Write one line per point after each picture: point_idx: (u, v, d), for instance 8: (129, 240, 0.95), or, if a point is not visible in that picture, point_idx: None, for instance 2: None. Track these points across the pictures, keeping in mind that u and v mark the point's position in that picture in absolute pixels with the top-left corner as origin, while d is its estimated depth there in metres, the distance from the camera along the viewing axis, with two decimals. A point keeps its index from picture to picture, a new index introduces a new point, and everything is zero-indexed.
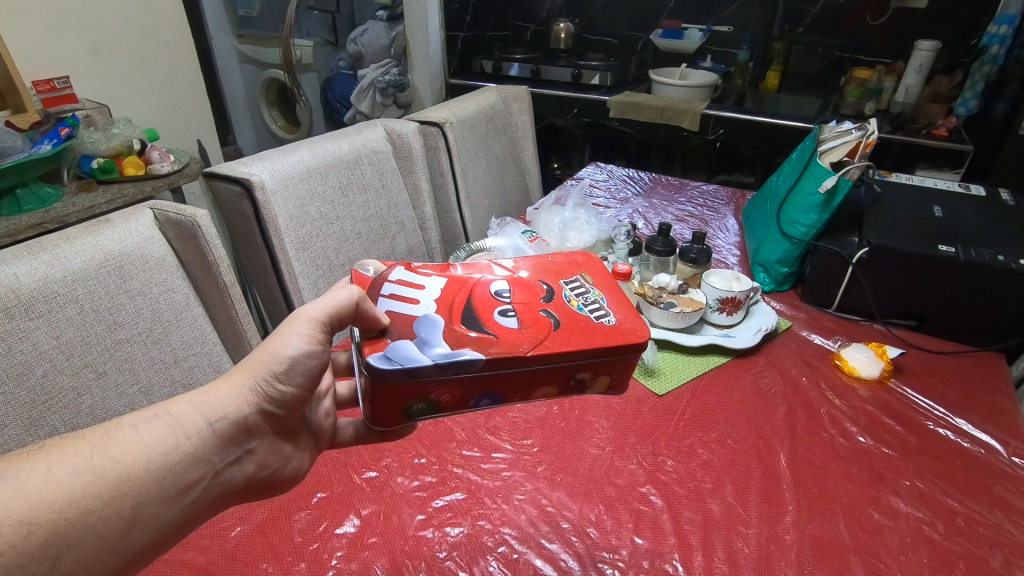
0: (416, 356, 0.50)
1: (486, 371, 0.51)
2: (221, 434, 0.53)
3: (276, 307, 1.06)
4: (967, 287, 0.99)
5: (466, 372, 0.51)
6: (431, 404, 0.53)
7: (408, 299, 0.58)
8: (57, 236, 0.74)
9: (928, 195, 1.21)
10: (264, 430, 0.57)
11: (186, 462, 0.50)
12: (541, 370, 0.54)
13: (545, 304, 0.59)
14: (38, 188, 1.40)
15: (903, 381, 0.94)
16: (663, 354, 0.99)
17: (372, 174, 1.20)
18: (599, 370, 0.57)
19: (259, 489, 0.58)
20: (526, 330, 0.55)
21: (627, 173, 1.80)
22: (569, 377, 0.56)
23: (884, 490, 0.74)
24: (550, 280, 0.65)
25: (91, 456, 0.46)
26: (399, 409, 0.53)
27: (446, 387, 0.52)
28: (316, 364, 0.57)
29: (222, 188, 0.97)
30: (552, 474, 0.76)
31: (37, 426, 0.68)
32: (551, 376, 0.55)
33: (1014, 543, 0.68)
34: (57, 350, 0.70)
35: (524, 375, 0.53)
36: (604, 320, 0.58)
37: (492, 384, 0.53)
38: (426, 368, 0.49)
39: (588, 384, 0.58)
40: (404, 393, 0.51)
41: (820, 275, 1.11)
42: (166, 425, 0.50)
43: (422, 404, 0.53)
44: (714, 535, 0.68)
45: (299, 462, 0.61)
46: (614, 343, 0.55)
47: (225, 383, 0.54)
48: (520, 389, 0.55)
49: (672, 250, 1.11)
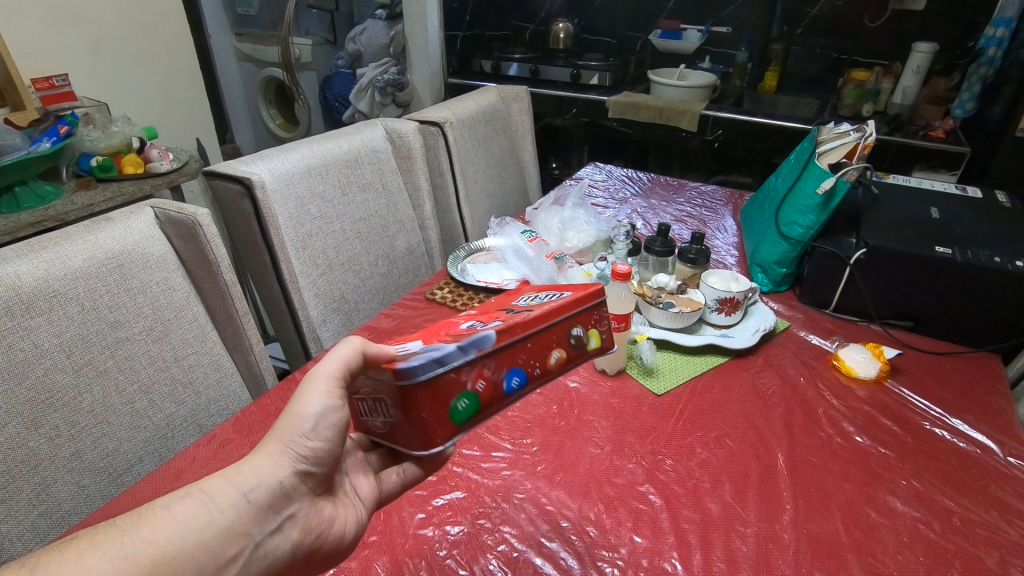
0: (436, 350, 0.50)
1: (500, 341, 0.53)
2: (258, 503, 0.50)
3: (276, 306, 1.06)
4: (964, 288, 1.00)
5: (486, 348, 0.52)
6: (472, 398, 0.52)
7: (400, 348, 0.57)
8: (57, 235, 0.74)
9: (925, 197, 1.22)
10: (301, 492, 0.54)
11: (223, 536, 0.48)
12: (544, 327, 0.56)
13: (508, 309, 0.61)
14: (37, 186, 1.39)
15: (899, 381, 0.95)
16: (661, 354, 0.99)
17: (372, 173, 1.20)
18: (585, 324, 0.61)
19: (308, 558, 0.54)
20: (509, 315, 0.57)
21: (626, 174, 1.80)
22: (568, 336, 0.59)
23: (881, 489, 0.75)
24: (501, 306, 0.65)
25: (124, 542, 0.44)
26: (445, 415, 0.51)
27: (477, 369, 0.52)
28: (343, 417, 0.55)
29: (223, 187, 0.97)
30: (551, 473, 0.76)
31: (38, 424, 0.68)
32: (553, 338, 0.58)
33: (1010, 542, 0.68)
34: (58, 348, 0.70)
35: (531, 338, 0.55)
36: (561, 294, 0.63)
37: (510, 356, 0.54)
38: (453, 353, 0.50)
39: (587, 339, 0.60)
40: (443, 389, 0.50)
41: (817, 275, 1.11)
42: (199, 502, 0.48)
43: (463, 400, 0.52)
44: (713, 533, 0.68)
45: (343, 521, 0.56)
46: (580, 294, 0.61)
47: (255, 454, 0.52)
48: (539, 356, 0.56)
49: (672, 250, 1.11)
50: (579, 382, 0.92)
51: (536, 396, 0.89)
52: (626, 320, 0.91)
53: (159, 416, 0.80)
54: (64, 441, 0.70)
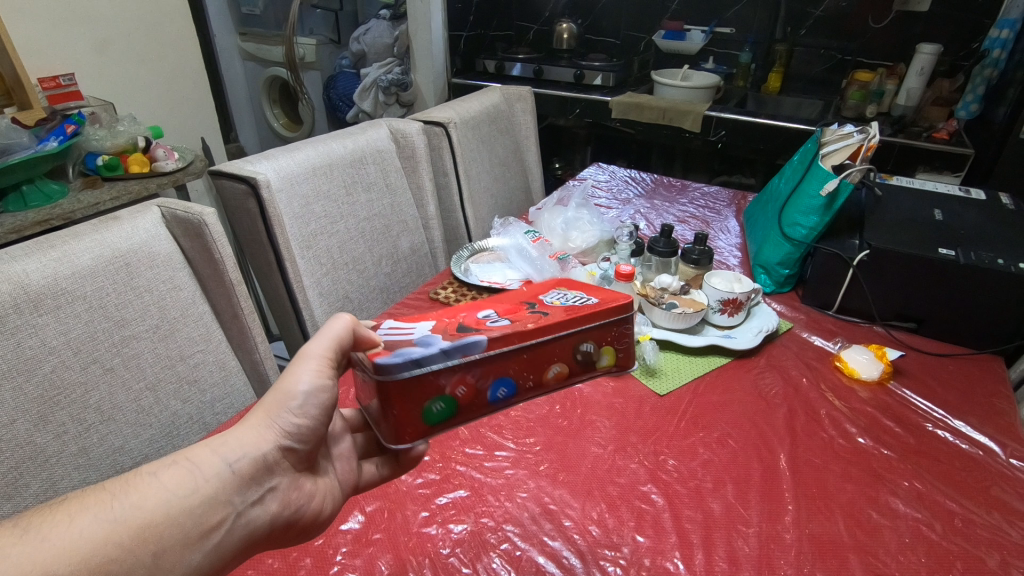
0: (421, 349, 0.51)
1: (490, 349, 0.53)
2: (241, 474, 0.52)
3: (281, 305, 1.06)
4: (966, 290, 1.00)
5: (473, 355, 0.52)
6: (448, 402, 0.53)
7: (401, 332, 0.57)
8: (66, 233, 0.75)
9: (929, 199, 1.21)
10: (284, 466, 0.55)
11: (207, 502, 0.49)
12: (548, 341, 0.56)
13: (527, 307, 0.61)
14: (43, 185, 1.40)
15: (902, 383, 0.95)
16: (664, 354, 0.99)
17: (376, 173, 1.20)
18: (600, 340, 0.60)
19: (285, 530, 0.56)
20: (520, 319, 0.57)
21: (630, 174, 1.80)
22: (575, 351, 0.59)
23: (883, 491, 0.75)
24: (528, 298, 0.65)
25: (113, 506, 0.45)
26: (418, 415, 0.52)
27: (458, 376, 0.53)
28: (330, 396, 0.57)
29: (228, 186, 0.98)
30: (554, 473, 0.76)
31: (45, 421, 0.69)
32: (556, 352, 0.57)
33: (1011, 544, 0.68)
34: (65, 346, 0.70)
35: (529, 351, 0.55)
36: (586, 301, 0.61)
37: (501, 367, 0.54)
38: (433, 355, 0.51)
39: (596, 355, 0.60)
40: (419, 389, 0.51)
41: (820, 277, 1.11)
42: (185, 469, 0.49)
43: (438, 403, 0.53)
44: (715, 533, 0.69)
45: (323, 499, 0.58)
46: (603, 308, 0.59)
47: (242, 425, 0.54)
48: (532, 369, 0.56)
49: (674, 251, 1.11)
50: (582, 382, 0.92)
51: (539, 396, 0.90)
52: None
53: (165, 413, 0.81)
54: (70, 438, 0.71)
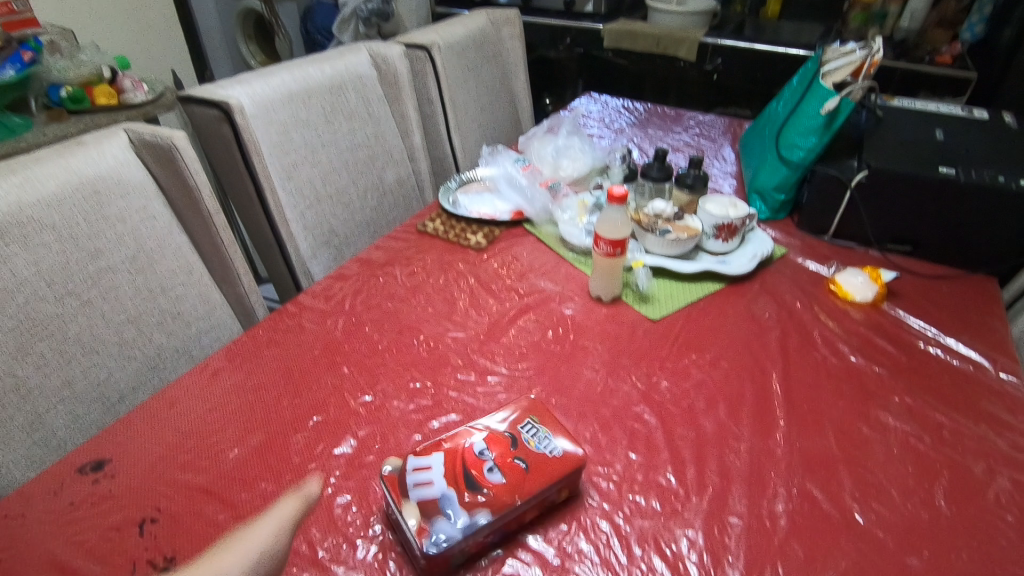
0: (447, 535, 0.53)
1: (494, 523, 0.55)
2: None
3: (264, 239, 1.03)
4: (966, 210, 0.98)
5: (482, 530, 0.54)
6: (463, 554, 0.56)
7: (423, 485, 0.56)
8: (27, 159, 0.71)
9: (931, 119, 1.18)
10: None
11: None
12: (535, 498, 0.58)
13: (510, 450, 0.60)
14: (6, 118, 1.33)
15: (896, 304, 0.94)
16: (657, 281, 0.98)
17: (358, 101, 1.15)
18: (569, 484, 0.62)
19: None
20: (512, 482, 0.57)
21: (623, 104, 1.74)
22: (551, 497, 0.60)
23: (873, 406, 0.76)
24: (499, 419, 0.64)
25: None
26: (443, 568, 0.55)
27: (475, 540, 0.55)
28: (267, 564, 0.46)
29: (200, 112, 0.93)
30: (546, 396, 0.76)
31: (24, 352, 0.67)
32: (537, 503, 0.59)
33: (998, 453, 0.69)
34: (37, 277, 0.68)
35: (521, 512, 0.57)
36: (553, 448, 0.60)
37: (501, 525, 0.57)
38: (458, 538, 0.53)
39: (566, 492, 0.62)
40: (442, 562, 0.54)
41: (817, 200, 1.09)
42: None
43: (457, 559, 0.55)
44: (707, 449, 0.69)
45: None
46: (572, 466, 0.59)
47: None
48: (521, 519, 0.59)
49: (669, 177, 1.08)
50: (575, 310, 0.91)
51: (531, 323, 0.89)
52: (621, 246, 0.87)
53: (149, 346, 0.80)
54: (52, 370, 0.69)
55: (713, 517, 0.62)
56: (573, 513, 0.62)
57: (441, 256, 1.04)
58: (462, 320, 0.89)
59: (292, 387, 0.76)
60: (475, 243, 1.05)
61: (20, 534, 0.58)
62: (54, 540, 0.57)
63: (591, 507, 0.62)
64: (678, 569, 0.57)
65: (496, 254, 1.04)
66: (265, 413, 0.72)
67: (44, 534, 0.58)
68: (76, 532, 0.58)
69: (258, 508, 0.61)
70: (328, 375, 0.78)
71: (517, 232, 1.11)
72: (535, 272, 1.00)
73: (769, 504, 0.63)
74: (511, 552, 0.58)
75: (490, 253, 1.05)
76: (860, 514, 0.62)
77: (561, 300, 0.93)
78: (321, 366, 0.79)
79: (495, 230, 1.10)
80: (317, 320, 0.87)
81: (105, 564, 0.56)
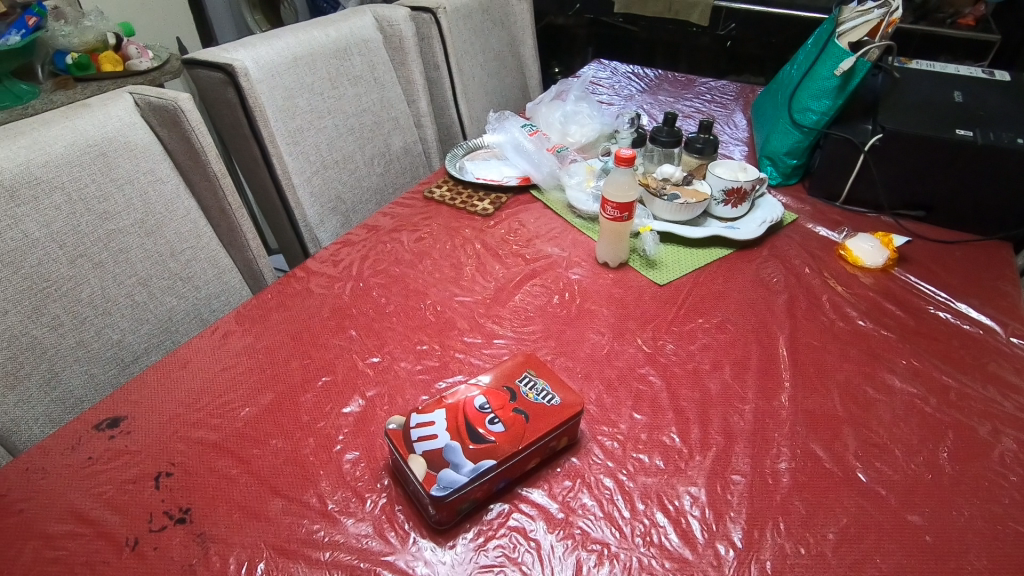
0: (455, 479, 0.54)
1: (499, 468, 0.57)
2: None
3: (271, 204, 1.04)
4: (982, 173, 0.96)
5: (488, 476, 0.56)
6: (471, 501, 0.57)
7: (428, 436, 0.57)
8: (35, 121, 0.71)
9: (949, 81, 1.14)
10: None
11: None
12: (537, 445, 0.59)
13: (511, 402, 0.61)
14: (12, 85, 1.33)
15: (907, 269, 0.93)
16: (665, 247, 0.97)
17: (363, 65, 1.13)
18: (567, 435, 0.63)
19: None
20: (514, 430, 0.59)
21: (632, 69, 1.71)
22: (551, 446, 0.62)
23: (880, 369, 0.75)
24: (499, 376, 0.65)
25: None
26: (454, 514, 0.56)
27: (482, 487, 0.57)
28: None
29: (204, 76, 0.92)
30: (552, 358, 0.77)
31: (39, 312, 0.69)
32: (538, 452, 0.61)
33: (1004, 414, 0.69)
34: (49, 239, 0.69)
35: (524, 458, 0.59)
36: (551, 400, 0.62)
37: (506, 472, 0.58)
38: (466, 483, 0.55)
39: (565, 444, 0.64)
40: (452, 507, 0.55)
41: (829, 165, 1.07)
42: None
43: (466, 505, 0.57)
44: (711, 410, 0.70)
45: None
46: (570, 415, 0.61)
47: None
48: (524, 468, 0.60)
49: (678, 141, 1.06)
50: (581, 275, 0.91)
51: (537, 288, 0.89)
52: (629, 210, 0.86)
53: (160, 308, 0.81)
54: (67, 330, 0.71)
55: (716, 475, 0.62)
56: (577, 470, 0.63)
57: (448, 222, 1.03)
58: (469, 285, 0.89)
59: (301, 348, 0.77)
60: (481, 209, 1.05)
61: (41, 486, 0.60)
62: (74, 492, 0.59)
63: (596, 465, 0.63)
64: (680, 524, 0.58)
65: (502, 220, 1.04)
66: (275, 374, 0.73)
67: (64, 486, 0.60)
68: (95, 485, 0.60)
69: (269, 464, 0.63)
70: (336, 337, 0.79)
71: (524, 199, 1.10)
72: (542, 237, 1.00)
73: (773, 463, 0.64)
74: (516, 506, 0.59)
75: (496, 219, 1.04)
76: (863, 473, 0.63)
77: (568, 266, 0.93)
78: (329, 329, 0.80)
79: (502, 196, 1.10)
80: (325, 285, 0.88)
81: (123, 515, 0.58)
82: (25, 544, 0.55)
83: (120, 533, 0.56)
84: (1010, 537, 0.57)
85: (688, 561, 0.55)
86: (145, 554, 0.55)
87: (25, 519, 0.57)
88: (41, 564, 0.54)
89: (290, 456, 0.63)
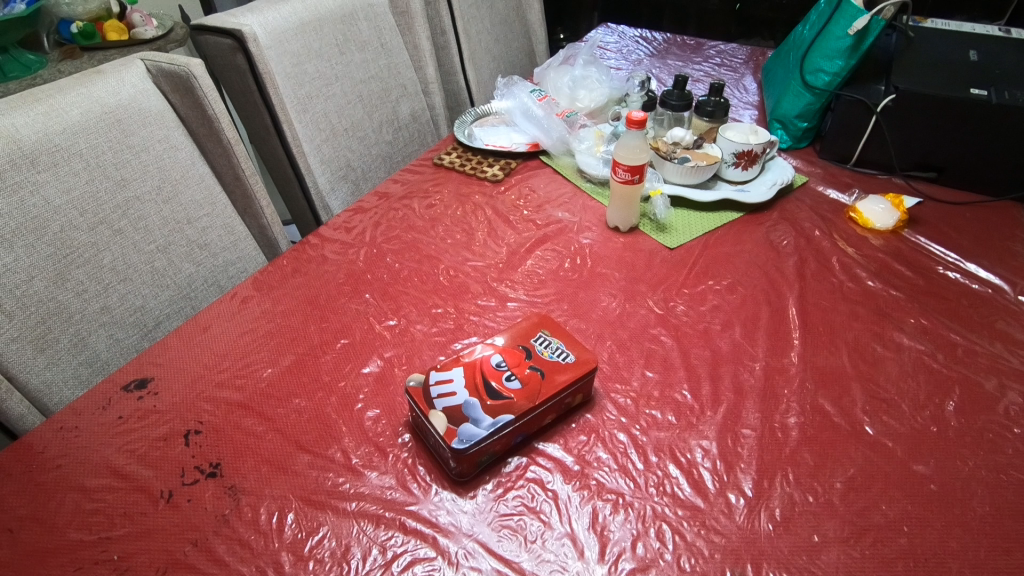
0: (476, 432, 0.56)
1: (516, 422, 0.58)
2: None
3: (281, 173, 1.04)
4: (996, 133, 0.95)
5: (506, 430, 0.58)
6: (491, 454, 0.59)
7: (447, 392, 0.59)
8: (50, 88, 0.72)
9: (964, 39, 1.13)
10: None
11: None
12: (553, 400, 0.61)
13: (527, 361, 0.62)
14: (19, 55, 1.33)
15: (917, 230, 0.93)
16: (675, 211, 0.97)
17: (370, 31, 1.12)
18: (581, 392, 0.65)
19: None
20: (531, 387, 0.60)
21: (640, 33, 1.67)
22: (565, 403, 0.63)
23: (888, 327, 0.77)
24: (514, 336, 0.66)
25: None
26: (475, 465, 0.58)
27: (501, 440, 0.58)
28: None
29: (212, 42, 0.91)
30: (565, 319, 0.78)
31: (63, 279, 0.70)
32: (553, 408, 0.62)
33: (1010, 369, 0.71)
34: (69, 206, 0.70)
35: (540, 412, 0.60)
36: (565, 359, 0.63)
37: (523, 426, 0.60)
38: (486, 436, 0.56)
39: (577, 398, 0.65)
40: (474, 459, 0.57)
41: (840, 127, 1.06)
42: None
43: (485, 458, 0.59)
44: (722, 368, 0.71)
45: None
46: (581, 372, 0.62)
47: None
48: (539, 422, 0.62)
49: (688, 104, 1.05)
50: (592, 240, 0.92)
51: (549, 253, 0.89)
52: (640, 172, 0.86)
53: (179, 275, 0.83)
54: (92, 296, 0.73)
55: (727, 429, 0.64)
56: (592, 425, 0.64)
57: (458, 189, 1.04)
58: (481, 250, 0.90)
59: (318, 313, 0.78)
60: (492, 175, 1.05)
61: (76, 443, 0.62)
62: (108, 448, 0.62)
63: (609, 420, 0.65)
64: (692, 475, 0.60)
65: (512, 186, 1.04)
66: (295, 336, 0.75)
67: (98, 443, 0.62)
68: (127, 442, 0.62)
69: (294, 421, 0.65)
70: (351, 301, 0.80)
71: (533, 164, 1.10)
72: (552, 203, 1.00)
73: (782, 417, 0.65)
74: (533, 459, 0.61)
75: (506, 185, 1.05)
76: (870, 426, 0.64)
77: (579, 231, 0.94)
78: (345, 294, 0.82)
79: (511, 162, 1.10)
80: (339, 251, 0.89)
81: (156, 470, 0.60)
82: (65, 496, 0.58)
83: (154, 486, 0.59)
84: (1013, 485, 0.59)
85: (700, 509, 0.57)
86: (180, 506, 0.57)
87: (63, 474, 0.60)
88: (81, 515, 0.57)
89: (313, 414, 0.65)
